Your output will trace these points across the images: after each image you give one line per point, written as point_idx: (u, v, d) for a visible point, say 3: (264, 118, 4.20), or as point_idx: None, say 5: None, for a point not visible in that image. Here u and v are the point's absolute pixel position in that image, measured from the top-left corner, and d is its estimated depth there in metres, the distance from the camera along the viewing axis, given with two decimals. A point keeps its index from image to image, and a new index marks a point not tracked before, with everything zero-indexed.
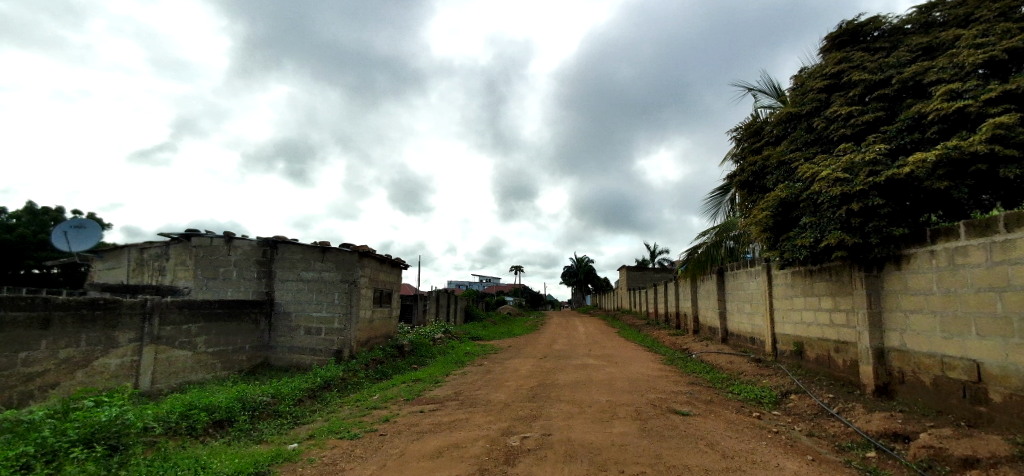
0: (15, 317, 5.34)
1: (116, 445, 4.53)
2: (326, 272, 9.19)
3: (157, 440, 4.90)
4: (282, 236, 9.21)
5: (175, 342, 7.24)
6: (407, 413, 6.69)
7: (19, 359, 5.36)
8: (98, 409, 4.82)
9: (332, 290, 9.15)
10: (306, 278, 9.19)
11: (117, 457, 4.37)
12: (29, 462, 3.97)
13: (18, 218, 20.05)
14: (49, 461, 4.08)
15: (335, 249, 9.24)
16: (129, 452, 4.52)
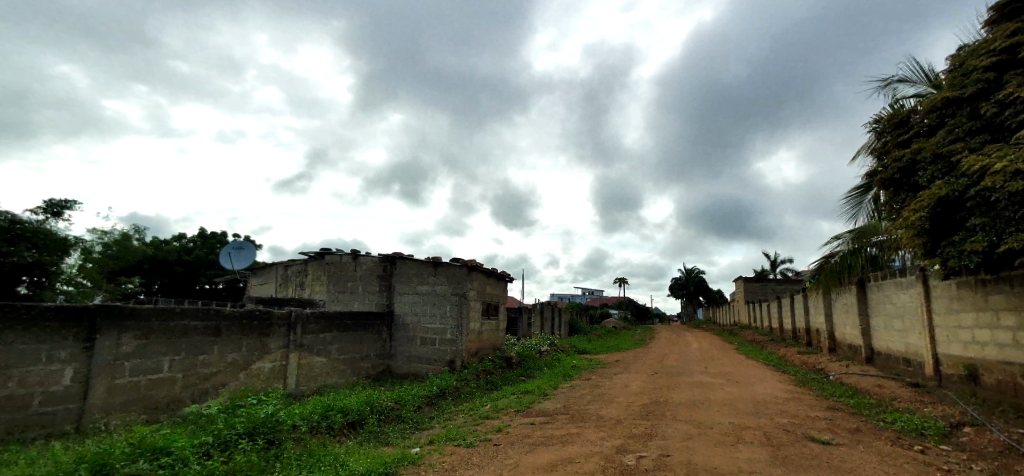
0: (195, 325, 6.19)
1: (272, 439, 5.07)
2: (439, 286, 9.61)
3: (304, 436, 5.41)
4: (400, 252, 9.80)
5: (314, 349, 7.95)
6: (519, 424, 6.73)
7: (198, 361, 6.21)
8: (257, 407, 5.45)
9: (444, 302, 9.52)
10: (421, 291, 9.67)
11: (273, 450, 4.89)
12: (209, 449, 4.58)
13: (194, 242, 23.64)
14: (222, 449, 4.67)
15: (446, 263, 9.64)
16: (282, 446, 5.04)
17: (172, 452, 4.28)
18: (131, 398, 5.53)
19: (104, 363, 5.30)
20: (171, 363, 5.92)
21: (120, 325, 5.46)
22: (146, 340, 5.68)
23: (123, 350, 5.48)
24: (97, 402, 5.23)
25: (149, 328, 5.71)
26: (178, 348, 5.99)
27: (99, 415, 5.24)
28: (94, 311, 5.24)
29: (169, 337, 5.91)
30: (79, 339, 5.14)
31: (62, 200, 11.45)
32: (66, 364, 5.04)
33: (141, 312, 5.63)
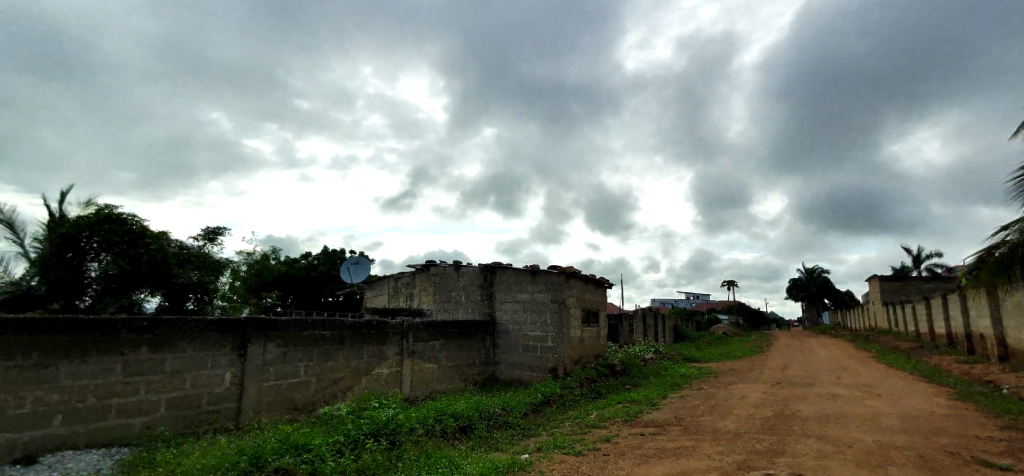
0: (324, 334, 6.74)
1: (394, 440, 5.37)
2: (538, 293, 9.60)
3: (420, 439, 5.67)
4: (499, 261, 9.99)
5: (425, 356, 8.31)
6: (627, 435, 6.56)
7: (328, 366, 6.76)
8: (378, 410, 5.81)
9: (543, 310, 9.52)
10: (520, 298, 9.77)
11: (395, 450, 5.17)
12: (342, 447, 4.95)
13: (319, 259, 25.96)
14: (353, 448, 5.02)
15: (544, 271, 9.61)
16: (403, 447, 5.31)
17: (311, 448, 4.68)
18: (275, 399, 6.14)
19: (254, 368, 5.92)
20: (307, 368, 6.49)
21: (265, 335, 6.06)
22: (287, 348, 6.27)
23: (268, 356, 6.08)
24: (250, 402, 5.87)
25: (288, 337, 6.29)
26: (311, 354, 6.55)
27: (252, 414, 5.88)
28: (246, 323, 5.85)
29: (304, 345, 6.48)
30: (235, 348, 5.76)
31: (216, 227, 13.15)
32: (226, 369, 5.68)
33: (282, 324, 6.21)
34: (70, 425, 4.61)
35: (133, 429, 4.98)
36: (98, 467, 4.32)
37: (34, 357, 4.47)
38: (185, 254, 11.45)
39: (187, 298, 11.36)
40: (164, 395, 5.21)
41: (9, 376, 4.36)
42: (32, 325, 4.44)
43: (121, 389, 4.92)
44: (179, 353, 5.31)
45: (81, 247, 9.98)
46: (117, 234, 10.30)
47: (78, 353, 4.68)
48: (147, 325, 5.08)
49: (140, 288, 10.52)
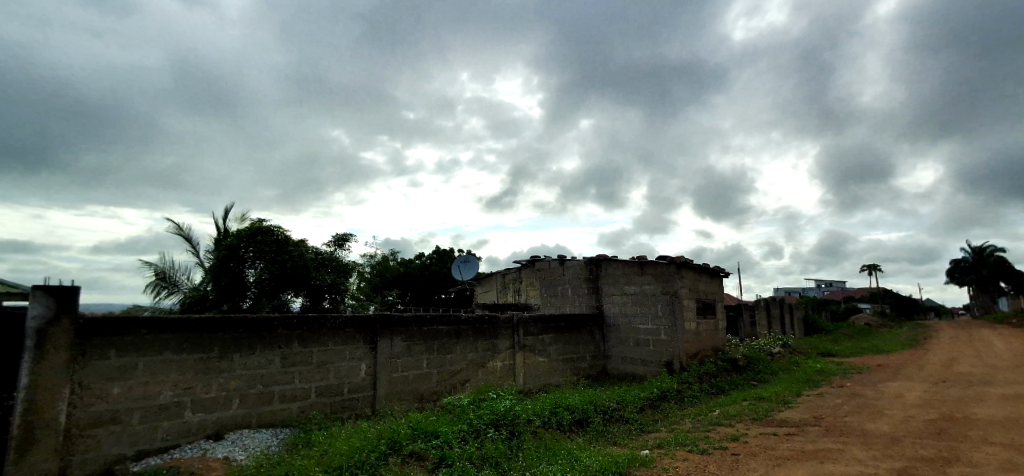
0: (443, 329, 6.75)
1: (513, 430, 5.52)
2: (646, 286, 9.39)
3: (539, 430, 5.77)
4: (604, 254, 9.91)
5: (536, 349, 8.17)
6: (758, 434, 6.22)
7: (447, 359, 6.76)
8: (497, 401, 6.02)
9: (654, 302, 9.27)
10: (628, 291, 9.60)
11: (515, 440, 5.32)
12: (466, 435, 5.15)
13: (432, 259, 27.43)
14: (475, 436, 5.23)
15: (651, 262, 9.41)
16: (522, 437, 5.44)
17: (439, 434, 4.91)
18: (406, 388, 6.30)
19: (384, 361, 6.09)
20: (429, 361, 6.56)
21: (392, 330, 6.19)
22: (410, 342, 6.37)
23: (395, 350, 6.22)
24: (384, 392, 6.06)
25: (411, 332, 6.39)
26: (432, 348, 6.59)
27: (386, 403, 6.06)
28: (375, 319, 6.03)
29: (426, 340, 6.54)
30: (367, 341, 5.95)
31: (344, 233, 14.44)
32: (362, 361, 5.89)
33: (406, 319, 6.33)
34: (245, 407, 4.96)
35: (291, 413, 5.29)
36: (267, 445, 4.73)
37: (214, 349, 4.78)
38: (321, 259, 12.72)
39: (324, 298, 12.56)
40: (314, 383, 5.47)
41: (196, 364, 4.66)
42: (211, 324, 4.76)
43: (281, 378, 5.23)
44: (323, 346, 5.57)
45: (241, 257, 11.75)
46: (267, 244, 11.87)
47: (245, 347, 4.98)
48: (297, 322, 5.34)
49: (286, 290, 11.89)
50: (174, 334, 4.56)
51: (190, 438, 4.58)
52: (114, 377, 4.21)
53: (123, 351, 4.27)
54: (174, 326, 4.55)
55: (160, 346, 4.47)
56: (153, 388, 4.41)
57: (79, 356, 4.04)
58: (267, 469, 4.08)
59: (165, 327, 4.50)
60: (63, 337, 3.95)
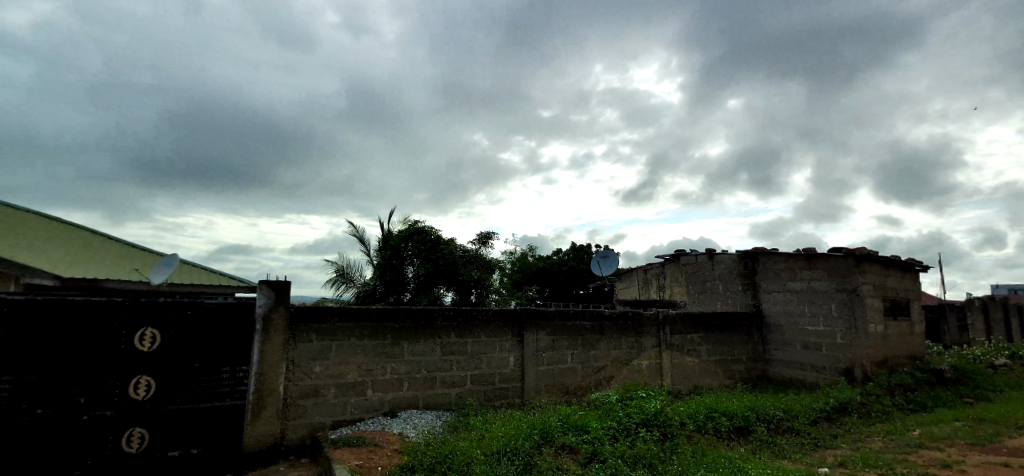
0: (586, 324, 6.70)
1: (665, 432, 5.36)
2: (817, 281, 8.49)
3: (693, 435, 5.54)
4: (762, 247, 9.14)
5: (684, 349, 7.81)
6: (977, 463, 5.28)
7: (592, 355, 6.71)
8: (645, 400, 5.93)
9: (827, 300, 8.35)
10: (793, 288, 8.76)
11: (668, 443, 5.16)
12: (616, 433, 5.13)
13: (570, 255, 27.61)
14: (626, 435, 5.19)
15: (822, 255, 8.44)
16: (676, 440, 5.25)
17: (590, 430, 4.95)
18: (553, 381, 6.39)
19: (531, 354, 6.24)
20: (573, 355, 6.56)
21: (537, 324, 6.32)
22: (555, 336, 6.44)
23: (541, 344, 6.32)
24: (532, 385, 6.21)
25: (555, 327, 6.44)
26: (576, 342, 6.59)
27: (533, 394, 6.21)
28: (521, 312, 6.17)
29: (570, 334, 6.55)
30: (514, 334, 6.15)
31: (487, 231, 15.21)
32: (510, 352, 6.09)
33: (550, 313, 6.37)
34: (413, 390, 5.48)
35: (451, 398, 5.71)
36: (433, 425, 5.18)
37: (387, 337, 5.36)
38: (468, 256, 13.51)
39: (472, 292, 13.28)
40: (469, 372, 5.83)
41: (374, 349, 5.28)
42: (384, 314, 5.34)
43: (441, 365, 5.67)
44: (476, 338, 5.89)
45: (402, 255, 13.09)
46: (422, 243, 13.04)
47: (412, 335, 5.50)
48: (453, 314, 5.74)
49: (439, 285, 12.88)
50: (358, 323, 5.21)
51: (372, 414, 5.22)
52: (316, 358, 4.94)
53: (321, 335, 5.00)
54: (357, 315, 5.19)
55: (347, 332, 5.14)
56: (343, 368, 5.09)
57: (291, 339, 4.84)
58: (435, 448, 4.47)
59: (351, 316, 5.16)
60: (281, 322, 4.77)
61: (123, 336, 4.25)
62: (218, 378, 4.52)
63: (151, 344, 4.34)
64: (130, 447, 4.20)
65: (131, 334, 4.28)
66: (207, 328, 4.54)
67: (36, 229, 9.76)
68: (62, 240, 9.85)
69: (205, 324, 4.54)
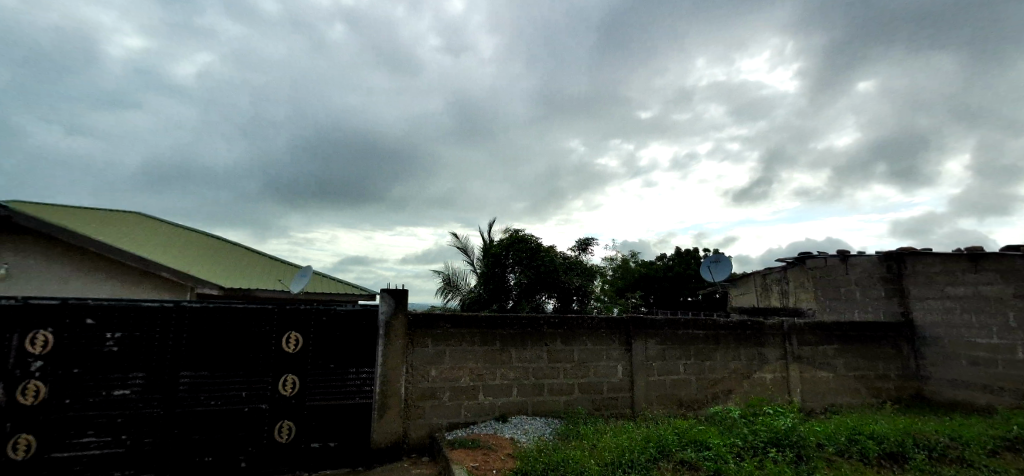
0: (699, 334, 6.26)
1: (800, 454, 4.67)
2: (986, 285, 7.25)
3: (834, 459, 4.87)
4: (909, 247, 8.10)
5: (816, 362, 7.02)
6: None
7: (707, 366, 6.25)
8: (775, 419, 5.35)
9: (1004, 309, 7.03)
10: (953, 294, 7.60)
11: (804, 465, 4.48)
12: (740, 452, 4.64)
13: (676, 260, 26.53)
14: (752, 454, 4.64)
15: (994, 255, 7.19)
16: (813, 464, 4.53)
17: (711, 446, 4.60)
18: (665, 393, 6.05)
19: (641, 363, 5.97)
20: (686, 366, 6.17)
21: (645, 333, 6.05)
22: (666, 345, 6.11)
23: (650, 353, 6.04)
24: (642, 396, 5.95)
25: (665, 335, 6.12)
26: (689, 352, 6.19)
27: (644, 405, 5.94)
28: (628, 320, 5.98)
29: (681, 343, 6.18)
30: (622, 343, 5.95)
31: (587, 237, 15.09)
32: (618, 362, 5.90)
33: (659, 321, 6.10)
34: (521, 396, 5.53)
35: (560, 406, 5.66)
36: (544, 432, 5.21)
37: (496, 343, 5.47)
38: (568, 263, 13.51)
39: (573, 299, 13.25)
40: (577, 380, 5.74)
41: (485, 354, 5.42)
42: (492, 321, 5.47)
43: (549, 372, 5.65)
44: (582, 345, 5.80)
45: (504, 263, 13.40)
46: (523, 251, 13.22)
47: (519, 342, 5.56)
48: (559, 321, 5.71)
49: (540, 293, 12.98)
50: (470, 329, 5.39)
51: (484, 417, 5.36)
52: (432, 362, 5.20)
53: (436, 341, 5.25)
54: (468, 322, 5.38)
55: (459, 338, 5.34)
56: (456, 373, 5.29)
57: (409, 344, 5.14)
58: (547, 455, 4.48)
59: (461, 323, 5.36)
60: (401, 328, 5.10)
61: (274, 338, 4.79)
62: (349, 379, 4.93)
63: (295, 346, 4.84)
64: (281, 438, 4.70)
65: (280, 336, 4.81)
66: (341, 332, 4.98)
67: (196, 250, 11.48)
68: (215, 256, 11.50)
69: (339, 328, 4.98)
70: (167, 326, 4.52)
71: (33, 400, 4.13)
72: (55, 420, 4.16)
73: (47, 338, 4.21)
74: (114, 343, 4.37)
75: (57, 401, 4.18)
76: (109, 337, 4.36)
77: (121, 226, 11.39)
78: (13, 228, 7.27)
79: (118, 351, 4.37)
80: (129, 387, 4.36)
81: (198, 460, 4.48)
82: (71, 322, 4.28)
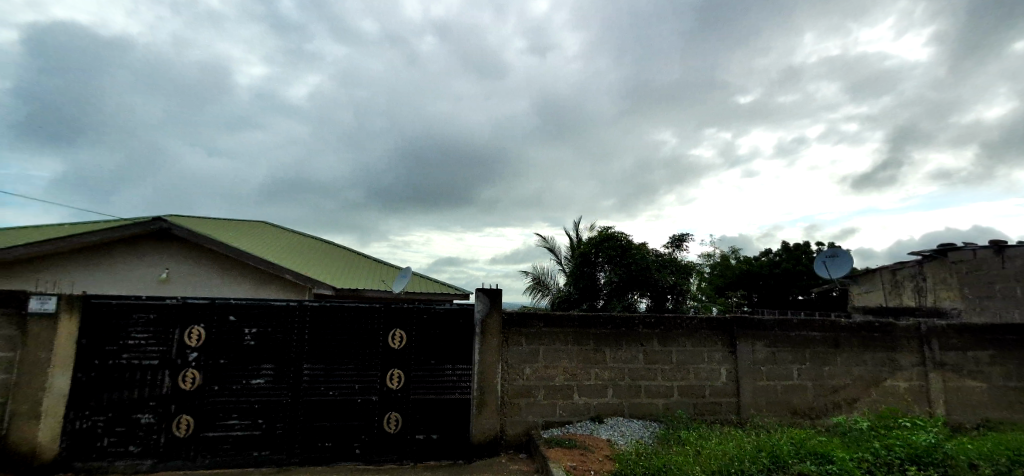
0: (815, 336, 5.74)
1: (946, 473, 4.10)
2: None
3: None
4: None
5: (964, 371, 6.06)
6: None
7: (825, 371, 5.71)
8: (914, 433, 4.74)
9: None
10: None
11: None
12: (871, 467, 4.17)
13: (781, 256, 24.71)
14: (886, 470, 4.16)
15: None
16: None
17: (835, 460, 4.16)
18: (775, 400, 5.61)
19: (747, 367, 5.58)
20: (800, 372, 5.68)
21: (752, 334, 5.64)
22: (776, 348, 5.67)
23: (759, 356, 5.62)
24: (749, 401, 5.55)
25: (775, 337, 5.67)
26: (804, 356, 5.69)
27: (752, 412, 5.54)
28: (732, 320, 5.61)
29: (793, 346, 5.70)
30: (725, 344, 5.59)
31: (681, 233, 14.43)
32: (721, 364, 5.56)
33: (767, 322, 5.67)
34: (618, 397, 5.36)
35: (658, 409, 5.41)
36: (642, 435, 5.02)
37: (590, 343, 5.35)
38: (661, 261, 13.01)
39: (667, 298, 12.72)
40: (676, 383, 5.46)
41: (579, 354, 5.32)
42: (586, 320, 5.36)
43: (646, 374, 5.42)
44: (681, 347, 5.51)
45: (593, 262, 13.20)
46: (613, 249, 12.93)
47: (614, 342, 5.40)
48: (655, 321, 5.47)
49: (632, 291, 12.60)
50: (564, 328, 5.32)
51: (579, 417, 5.26)
52: (526, 360, 5.20)
53: (530, 339, 5.25)
54: (561, 321, 5.32)
55: (552, 337, 5.29)
56: (551, 371, 5.24)
57: (504, 342, 5.18)
58: (648, 459, 4.30)
59: (555, 322, 5.31)
60: (496, 326, 5.16)
61: (381, 334, 5.03)
62: (449, 374, 5.06)
63: (400, 342, 5.05)
64: (389, 428, 4.92)
65: (387, 333, 5.04)
66: (441, 330, 5.13)
67: (310, 253, 12.51)
68: (324, 258, 12.40)
69: (439, 326, 5.12)
70: (293, 322, 4.90)
71: (190, 386, 4.65)
72: (208, 404, 4.66)
73: (199, 332, 4.73)
74: (251, 337, 4.82)
75: (208, 388, 4.67)
76: (247, 331, 4.81)
77: (250, 233, 12.70)
78: (175, 241, 9.10)
79: (254, 345, 4.81)
80: (262, 377, 4.78)
81: (319, 445, 4.79)
82: (218, 318, 4.78)
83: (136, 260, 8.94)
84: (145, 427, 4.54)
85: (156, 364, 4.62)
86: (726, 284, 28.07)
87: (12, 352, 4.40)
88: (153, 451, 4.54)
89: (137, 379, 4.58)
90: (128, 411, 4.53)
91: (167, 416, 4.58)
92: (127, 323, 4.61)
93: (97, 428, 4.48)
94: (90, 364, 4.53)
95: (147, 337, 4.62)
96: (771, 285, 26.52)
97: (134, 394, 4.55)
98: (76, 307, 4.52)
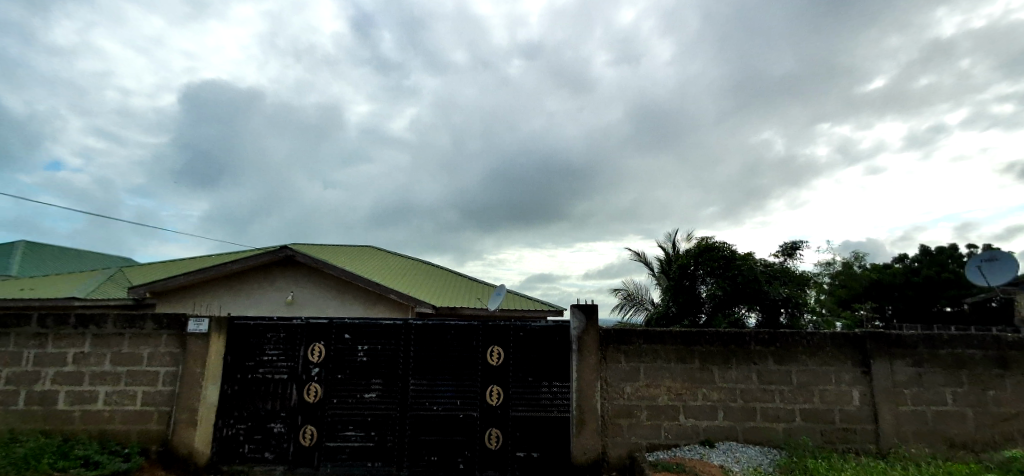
0: (973, 354, 4.94)
1: None
2: None
3: None
4: None
5: None
6: None
7: (987, 396, 4.88)
8: None
9: None
10: None
11: None
12: None
13: None
14: None
15: None
16: None
17: None
18: (923, 427, 4.87)
19: (886, 389, 4.91)
20: (955, 396, 4.90)
21: (891, 350, 4.96)
22: (922, 368, 4.94)
23: (899, 377, 4.93)
24: (890, 429, 4.87)
25: (920, 355, 4.95)
26: (958, 379, 4.91)
27: (895, 442, 4.85)
28: (864, 335, 4.97)
29: (944, 365, 4.94)
30: (856, 363, 4.96)
31: (793, 241, 13.30)
32: (853, 386, 4.94)
33: (910, 338, 4.96)
34: (730, 420, 4.92)
35: (779, 435, 4.89)
36: (760, 463, 4.57)
37: (697, 361, 4.99)
38: (772, 272, 12.03)
39: (780, 312, 11.72)
40: (798, 406, 4.92)
41: (684, 372, 4.98)
42: (690, 336, 5.02)
43: (762, 396, 4.95)
44: (802, 366, 4.97)
45: (693, 275, 12.59)
46: (715, 261, 12.23)
47: (723, 360, 4.99)
48: (770, 337, 4.99)
49: (739, 305, 11.74)
50: (667, 345, 5.02)
51: (687, 440, 4.89)
52: (627, 378, 4.96)
53: (630, 357, 5.00)
54: (664, 337, 5.02)
55: (654, 354, 5.00)
56: (653, 391, 4.94)
57: (603, 360, 4.98)
58: None
59: (656, 338, 5.02)
60: (593, 343, 4.98)
61: (480, 351, 5.06)
62: (546, 392, 4.96)
63: (499, 360, 5.04)
64: (491, 445, 4.90)
65: (485, 350, 5.06)
66: (539, 348, 5.05)
67: (413, 273, 13.14)
68: (426, 278, 12.94)
69: (537, 344, 5.06)
70: (401, 340, 5.08)
71: (313, 399, 4.95)
72: (329, 416, 4.92)
73: (320, 349, 5.04)
74: (364, 354, 5.04)
75: (328, 401, 4.95)
76: (360, 348, 5.05)
77: (359, 257, 13.56)
78: (298, 266, 9.92)
79: (367, 362, 5.03)
80: (373, 391, 4.97)
81: (425, 458, 4.87)
82: (335, 336, 5.06)
83: (268, 284, 9.83)
84: (277, 436, 4.89)
85: (285, 379, 4.98)
86: (851, 297, 25.61)
87: (174, 366, 4.93)
88: (284, 458, 4.86)
89: (270, 391, 4.95)
90: (263, 421, 4.90)
91: (295, 426, 4.90)
92: (262, 341, 5.03)
93: (239, 435, 4.88)
94: (232, 377, 4.97)
95: (279, 353, 5.02)
96: (909, 296, 23.68)
97: (268, 405, 4.93)
98: (222, 327, 5.00)
